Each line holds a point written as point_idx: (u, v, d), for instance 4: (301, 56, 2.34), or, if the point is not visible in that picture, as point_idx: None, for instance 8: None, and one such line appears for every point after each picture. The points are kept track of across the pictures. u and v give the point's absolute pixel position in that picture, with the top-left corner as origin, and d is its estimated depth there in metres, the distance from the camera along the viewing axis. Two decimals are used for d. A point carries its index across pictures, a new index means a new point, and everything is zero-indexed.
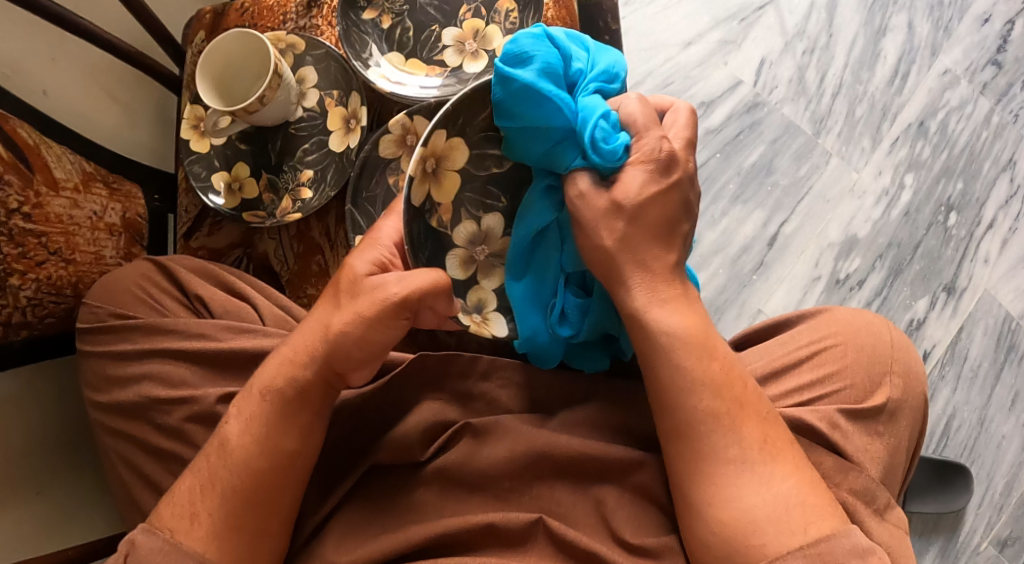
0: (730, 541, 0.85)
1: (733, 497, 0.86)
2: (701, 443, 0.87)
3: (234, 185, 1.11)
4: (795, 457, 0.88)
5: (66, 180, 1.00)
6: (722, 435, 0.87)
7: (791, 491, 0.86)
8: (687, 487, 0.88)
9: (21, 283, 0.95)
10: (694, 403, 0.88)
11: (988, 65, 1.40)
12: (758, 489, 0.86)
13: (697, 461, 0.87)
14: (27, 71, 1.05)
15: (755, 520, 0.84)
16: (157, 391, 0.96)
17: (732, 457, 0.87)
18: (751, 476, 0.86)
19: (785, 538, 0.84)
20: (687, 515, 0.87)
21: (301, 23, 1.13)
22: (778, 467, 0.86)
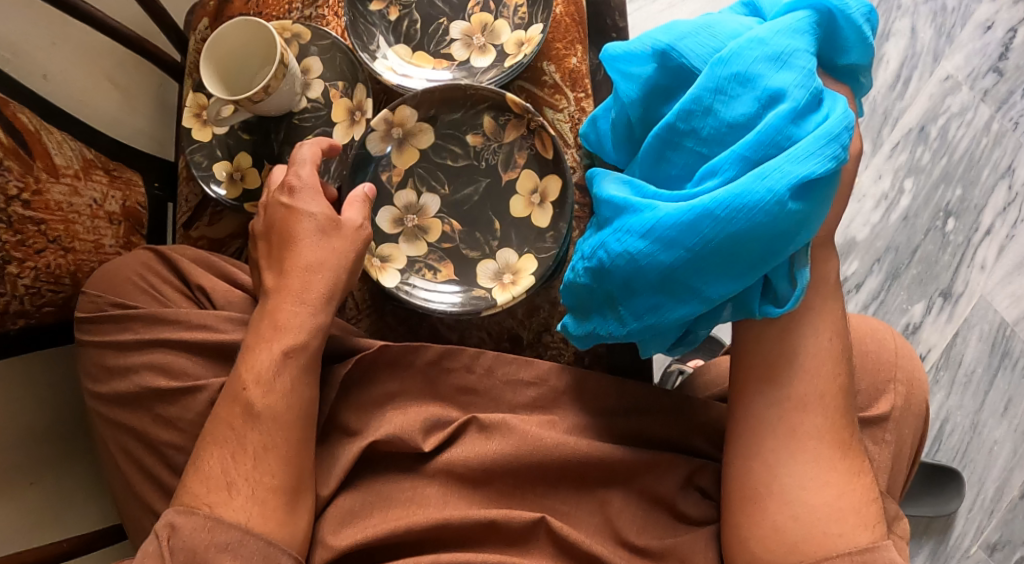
0: (806, 528, 0.84)
1: (780, 489, 0.85)
2: (801, 425, 0.86)
3: (235, 175, 1.09)
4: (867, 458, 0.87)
5: (67, 167, 0.98)
6: (781, 425, 0.86)
7: (840, 488, 0.85)
8: (785, 470, 0.85)
9: (20, 271, 0.94)
10: (793, 387, 0.86)
11: (989, 72, 1.39)
12: (808, 486, 0.85)
13: (803, 439, 0.86)
14: (27, 53, 1.04)
15: (840, 509, 0.84)
16: (160, 383, 0.94)
17: (835, 440, 0.86)
18: (802, 470, 0.85)
19: (828, 535, 0.83)
20: (766, 504, 0.85)
21: (306, 12, 1.12)
22: (861, 461, 0.86)
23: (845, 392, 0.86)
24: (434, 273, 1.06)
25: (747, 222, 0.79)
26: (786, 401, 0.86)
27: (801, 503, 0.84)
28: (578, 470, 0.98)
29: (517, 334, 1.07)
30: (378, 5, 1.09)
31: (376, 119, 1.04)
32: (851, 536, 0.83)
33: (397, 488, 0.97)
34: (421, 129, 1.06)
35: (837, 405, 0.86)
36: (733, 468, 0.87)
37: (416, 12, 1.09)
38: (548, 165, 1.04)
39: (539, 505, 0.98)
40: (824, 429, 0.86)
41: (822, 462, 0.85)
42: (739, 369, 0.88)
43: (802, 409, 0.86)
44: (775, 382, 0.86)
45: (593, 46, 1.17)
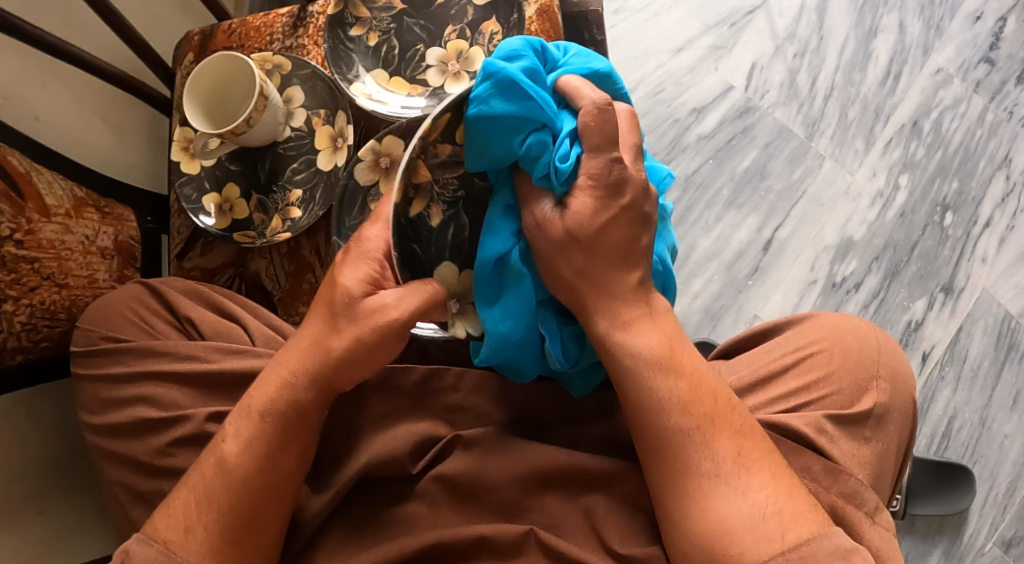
0: (710, 549, 0.85)
1: (681, 518, 0.87)
2: (682, 463, 0.87)
3: (224, 206, 1.12)
4: (761, 470, 0.87)
5: (58, 206, 1.01)
6: (660, 455, 0.88)
7: (737, 504, 0.85)
8: (681, 503, 0.87)
9: (15, 309, 0.97)
10: (663, 423, 0.88)
11: (981, 63, 1.39)
12: (702, 508, 0.86)
13: (710, 465, 0.87)
14: (18, 97, 1.06)
15: (736, 530, 0.85)
16: (153, 414, 0.97)
17: (721, 470, 0.87)
18: (696, 497, 0.86)
19: (733, 554, 0.84)
20: (677, 536, 0.87)
21: (288, 43, 1.14)
22: (757, 478, 0.87)
23: (717, 410, 0.89)
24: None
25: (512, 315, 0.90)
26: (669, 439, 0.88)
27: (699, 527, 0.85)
28: (566, 481, 0.99)
29: None
30: (357, 30, 1.11)
31: (362, 151, 1.06)
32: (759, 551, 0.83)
33: (389, 508, 0.99)
34: (393, 140, 1.06)
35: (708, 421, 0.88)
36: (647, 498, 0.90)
37: (395, 39, 1.11)
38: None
39: (528, 518, 0.98)
40: (705, 451, 0.87)
41: (714, 483, 0.87)
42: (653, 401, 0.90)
43: (677, 434, 0.88)
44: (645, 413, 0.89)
45: None
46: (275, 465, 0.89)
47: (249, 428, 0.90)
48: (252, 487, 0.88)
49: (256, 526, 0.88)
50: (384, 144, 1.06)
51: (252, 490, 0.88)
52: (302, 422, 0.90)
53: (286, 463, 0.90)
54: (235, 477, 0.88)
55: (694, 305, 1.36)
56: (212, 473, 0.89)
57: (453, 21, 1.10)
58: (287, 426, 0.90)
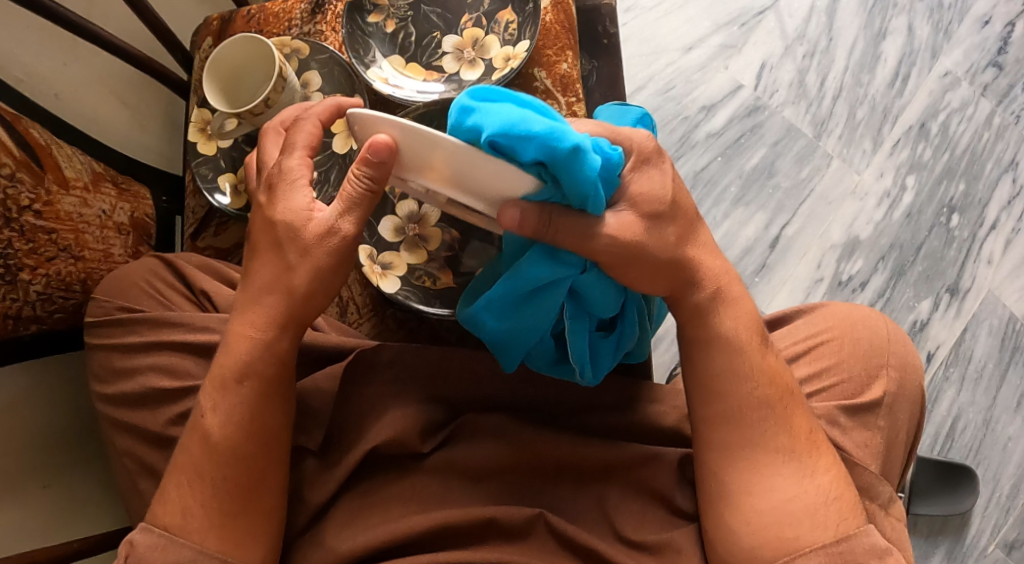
0: (762, 531, 0.86)
1: (732, 493, 0.88)
2: (736, 435, 0.89)
3: (239, 186, 1.13)
4: (816, 462, 0.88)
5: (77, 179, 1.03)
6: (716, 440, 0.89)
7: (792, 490, 0.87)
8: (733, 478, 0.88)
9: (31, 277, 0.98)
10: (738, 400, 0.89)
11: (989, 66, 1.40)
12: (755, 490, 0.87)
13: (767, 438, 0.89)
14: (40, 75, 1.08)
15: (792, 512, 0.86)
16: (163, 382, 0.98)
17: (773, 447, 0.89)
18: (751, 474, 0.88)
19: (782, 537, 0.86)
20: (722, 506, 0.88)
21: (305, 29, 1.16)
22: (810, 467, 0.88)
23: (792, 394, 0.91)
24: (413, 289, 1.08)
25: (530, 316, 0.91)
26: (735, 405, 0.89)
27: (752, 506, 0.87)
28: (575, 465, 0.99)
29: None
30: (375, 18, 1.13)
31: None
32: (807, 537, 0.85)
33: (397, 489, 1.00)
34: None
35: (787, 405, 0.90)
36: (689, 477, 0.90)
37: (412, 26, 1.13)
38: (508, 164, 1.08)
39: (536, 501, 0.99)
40: (773, 432, 0.89)
41: (770, 469, 0.88)
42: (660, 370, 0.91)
43: (752, 416, 0.89)
44: (717, 390, 0.90)
45: (585, 52, 1.20)
46: (260, 424, 0.89)
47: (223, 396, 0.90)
48: (246, 456, 0.88)
49: (258, 495, 0.88)
50: None
51: (252, 431, 0.89)
52: (280, 379, 0.90)
53: (275, 423, 0.90)
54: (222, 447, 0.88)
55: None
56: (199, 450, 0.89)
57: (469, 9, 1.13)
58: (264, 386, 0.90)
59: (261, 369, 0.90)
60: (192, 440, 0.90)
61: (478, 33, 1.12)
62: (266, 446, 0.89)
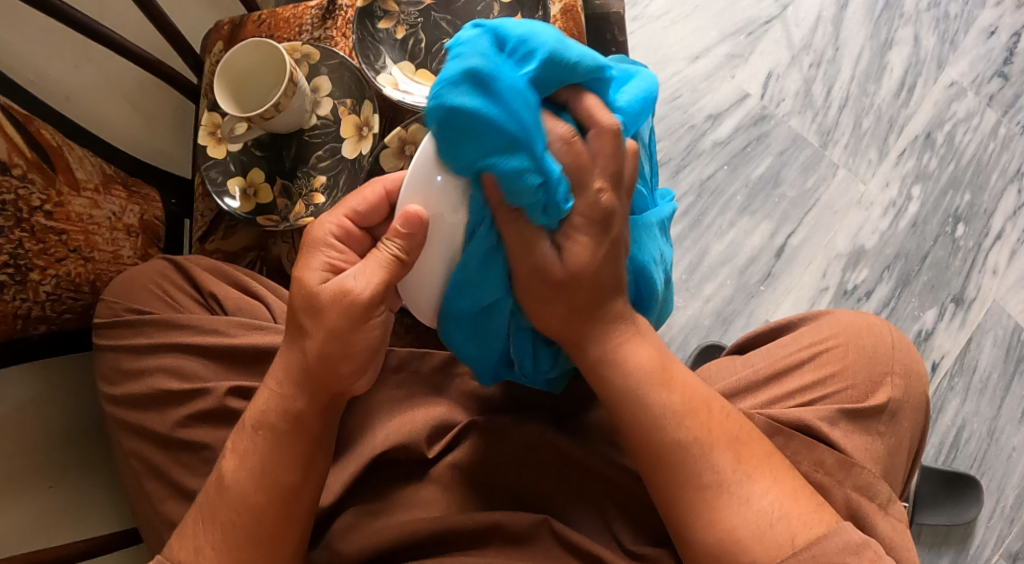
0: (728, 550, 0.83)
1: (704, 507, 0.84)
2: (693, 446, 0.85)
3: (248, 190, 1.14)
4: (764, 465, 0.86)
5: (87, 181, 1.03)
6: (688, 447, 0.86)
7: (757, 501, 0.84)
8: (695, 493, 0.85)
9: (41, 278, 0.99)
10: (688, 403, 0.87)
11: (994, 77, 1.41)
12: (725, 501, 0.84)
13: (717, 446, 0.85)
14: (51, 77, 1.09)
15: (755, 527, 0.83)
16: (172, 384, 0.99)
17: (729, 456, 0.85)
18: (719, 486, 0.85)
19: (746, 556, 0.83)
20: (689, 524, 0.85)
21: (316, 34, 1.17)
22: (758, 472, 0.85)
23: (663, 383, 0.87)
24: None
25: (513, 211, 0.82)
26: (678, 416, 0.86)
27: (722, 522, 0.84)
28: (581, 470, 0.99)
29: None
30: (386, 23, 1.14)
31: (390, 138, 1.09)
32: (771, 552, 0.82)
33: (402, 493, 1.00)
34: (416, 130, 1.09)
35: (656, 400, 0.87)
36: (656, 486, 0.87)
37: (422, 33, 1.14)
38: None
39: (542, 506, 0.99)
40: (669, 431, 0.86)
41: (737, 479, 0.85)
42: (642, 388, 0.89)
43: (689, 417, 0.86)
44: (666, 391, 0.87)
45: None
46: (273, 478, 0.87)
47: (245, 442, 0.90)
48: (256, 507, 0.87)
49: (271, 522, 0.87)
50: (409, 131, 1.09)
51: (271, 482, 0.87)
52: (294, 431, 0.88)
53: (290, 474, 0.88)
54: (234, 495, 0.88)
55: (705, 310, 1.37)
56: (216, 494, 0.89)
57: (479, 17, 1.13)
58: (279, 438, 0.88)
59: (279, 422, 0.88)
60: (209, 490, 0.90)
61: None
62: (282, 494, 0.87)
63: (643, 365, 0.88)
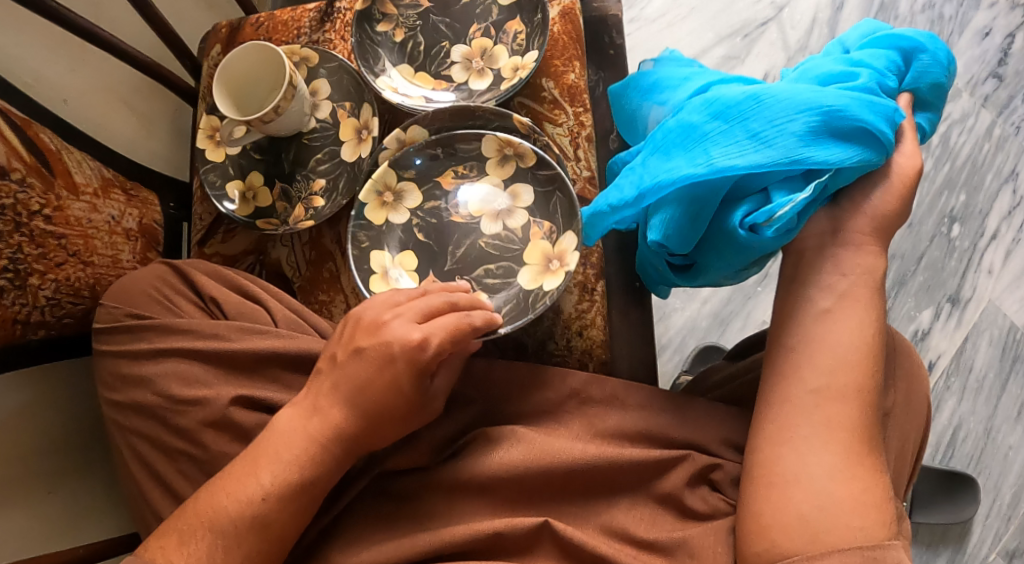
0: (832, 517, 0.81)
1: (804, 477, 0.83)
2: (815, 421, 0.84)
3: (247, 194, 1.14)
4: (871, 464, 0.83)
5: (86, 185, 1.03)
6: (815, 416, 0.85)
7: (866, 481, 0.82)
8: (818, 455, 0.83)
9: (40, 283, 0.98)
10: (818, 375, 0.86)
11: (989, 78, 1.41)
12: (836, 476, 0.82)
13: (836, 431, 0.84)
14: (49, 81, 1.09)
15: (863, 500, 0.82)
16: (173, 390, 0.98)
17: (835, 446, 0.83)
18: (824, 458, 0.83)
19: (850, 527, 0.81)
20: (756, 497, 0.84)
21: (314, 37, 1.17)
22: (858, 468, 0.83)
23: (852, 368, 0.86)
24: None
25: (678, 166, 0.87)
26: (815, 394, 0.85)
27: (827, 492, 0.82)
28: None
29: (523, 342, 1.10)
30: (385, 27, 1.14)
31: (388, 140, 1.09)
32: (871, 530, 0.81)
33: (403, 497, 0.99)
34: (415, 131, 1.10)
35: (823, 370, 0.86)
36: (757, 456, 0.86)
37: (420, 36, 1.14)
38: (548, 210, 1.07)
39: (547, 510, 0.98)
40: (834, 395, 0.85)
41: (850, 455, 0.83)
42: (790, 357, 0.87)
43: (839, 401, 0.84)
44: (813, 368, 0.86)
45: (591, 63, 1.20)
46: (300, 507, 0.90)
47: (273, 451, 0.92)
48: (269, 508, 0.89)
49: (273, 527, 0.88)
50: (408, 133, 1.09)
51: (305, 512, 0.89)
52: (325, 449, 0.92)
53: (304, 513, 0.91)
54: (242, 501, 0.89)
55: (704, 310, 1.40)
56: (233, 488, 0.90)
57: (478, 19, 1.13)
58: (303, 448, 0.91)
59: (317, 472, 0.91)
60: (208, 502, 0.90)
61: (487, 41, 1.13)
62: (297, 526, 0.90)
63: (816, 338, 0.87)
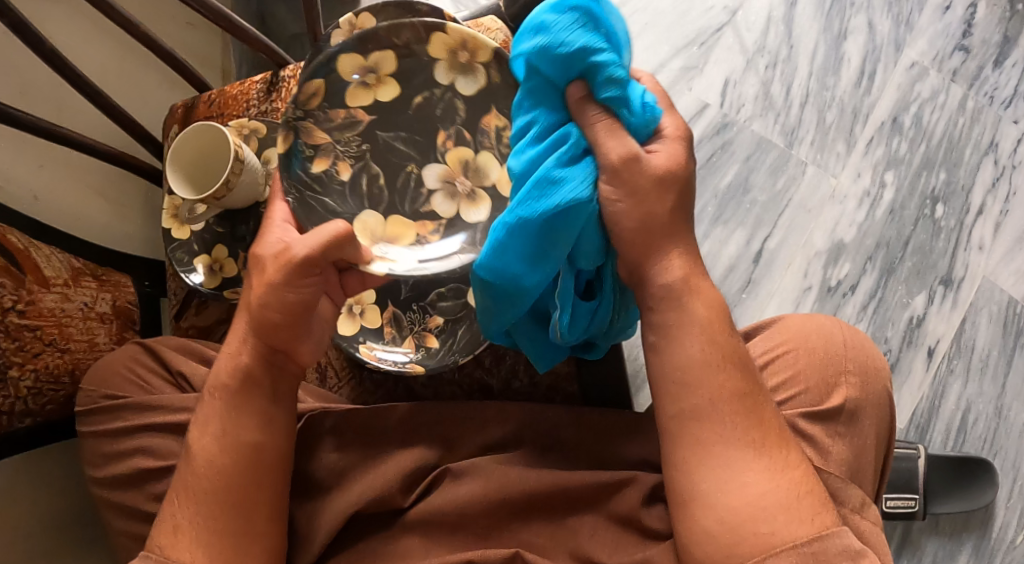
0: (734, 528, 0.83)
1: (701, 496, 0.85)
2: (688, 439, 0.86)
3: (214, 266, 1.19)
4: (763, 465, 0.85)
5: (56, 277, 1.10)
6: (685, 436, 0.87)
7: (761, 485, 0.84)
8: (699, 473, 0.86)
9: (20, 374, 1.05)
10: (677, 397, 0.87)
11: (955, 52, 1.38)
12: (727, 488, 0.85)
13: (710, 445, 0.86)
14: (17, 181, 1.16)
15: (770, 505, 0.84)
16: (149, 463, 1.03)
17: (748, 442, 0.86)
18: (716, 473, 0.85)
19: (759, 534, 0.83)
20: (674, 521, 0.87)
21: (262, 108, 1.22)
22: (746, 473, 0.85)
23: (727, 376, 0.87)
24: (395, 328, 1.10)
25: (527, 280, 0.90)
26: (677, 417, 0.87)
27: (722, 507, 0.84)
28: (551, 505, 1.00)
29: (487, 382, 1.12)
30: None
31: None
32: (784, 533, 0.83)
33: (378, 545, 1.02)
34: None
35: (682, 390, 0.87)
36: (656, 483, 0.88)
37: (371, 164, 1.03)
38: None
39: (514, 542, 1.00)
40: (699, 411, 0.86)
41: (737, 462, 0.85)
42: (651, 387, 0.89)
43: (700, 416, 0.87)
44: (666, 396, 0.88)
45: None
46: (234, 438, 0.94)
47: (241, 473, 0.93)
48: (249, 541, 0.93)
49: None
50: None
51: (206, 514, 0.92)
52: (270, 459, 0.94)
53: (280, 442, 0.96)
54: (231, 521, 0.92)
55: None
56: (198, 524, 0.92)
57: None
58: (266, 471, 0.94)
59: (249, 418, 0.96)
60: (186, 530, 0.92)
61: None
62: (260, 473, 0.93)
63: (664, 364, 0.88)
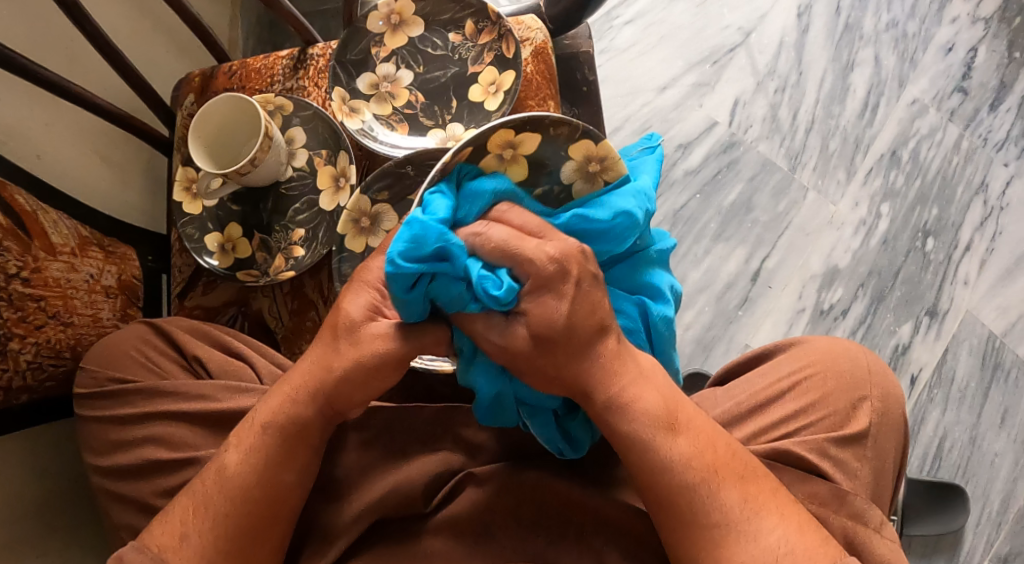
0: None
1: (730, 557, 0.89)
2: (698, 510, 0.90)
3: (226, 245, 1.17)
4: (773, 515, 0.90)
5: (63, 245, 1.05)
6: (697, 506, 0.90)
7: (778, 533, 0.89)
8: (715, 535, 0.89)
9: (20, 347, 1.00)
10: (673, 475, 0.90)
11: (955, 92, 1.43)
12: (752, 543, 0.89)
13: (723, 509, 0.90)
14: (24, 137, 1.10)
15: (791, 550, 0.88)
16: (163, 455, 1.00)
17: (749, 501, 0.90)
18: (736, 536, 0.89)
19: None
20: None
21: (288, 85, 1.19)
22: (764, 523, 0.89)
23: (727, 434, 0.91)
24: None
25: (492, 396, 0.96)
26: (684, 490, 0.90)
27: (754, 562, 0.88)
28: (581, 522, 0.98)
29: None
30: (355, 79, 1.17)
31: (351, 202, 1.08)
32: None
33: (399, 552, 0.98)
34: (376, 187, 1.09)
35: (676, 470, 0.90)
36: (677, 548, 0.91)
37: None
38: None
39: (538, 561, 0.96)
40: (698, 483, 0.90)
41: (750, 521, 0.89)
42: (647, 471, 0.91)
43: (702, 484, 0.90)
44: (664, 474, 0.90)
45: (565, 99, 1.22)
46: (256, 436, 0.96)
47: (252, 439, 0.96)
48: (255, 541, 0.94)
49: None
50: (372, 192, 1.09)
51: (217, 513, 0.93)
52: (302, 437, 0.96)
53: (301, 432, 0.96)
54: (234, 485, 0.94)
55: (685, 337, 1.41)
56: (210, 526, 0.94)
57: (449, 63, 1.16)
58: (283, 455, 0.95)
59: (285, 424, 0.95)
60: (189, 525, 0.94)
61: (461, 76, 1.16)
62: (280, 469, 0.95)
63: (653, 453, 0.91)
